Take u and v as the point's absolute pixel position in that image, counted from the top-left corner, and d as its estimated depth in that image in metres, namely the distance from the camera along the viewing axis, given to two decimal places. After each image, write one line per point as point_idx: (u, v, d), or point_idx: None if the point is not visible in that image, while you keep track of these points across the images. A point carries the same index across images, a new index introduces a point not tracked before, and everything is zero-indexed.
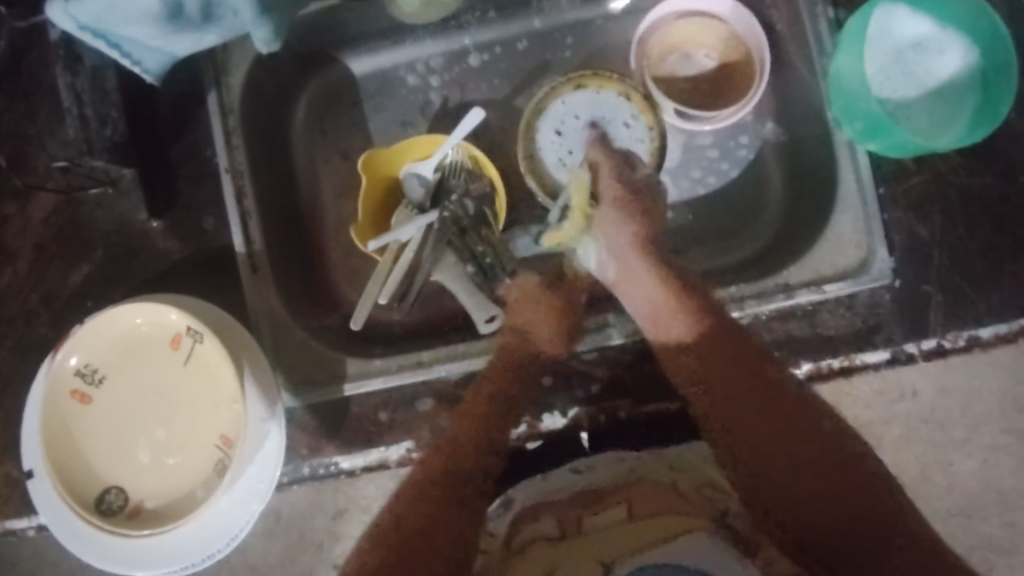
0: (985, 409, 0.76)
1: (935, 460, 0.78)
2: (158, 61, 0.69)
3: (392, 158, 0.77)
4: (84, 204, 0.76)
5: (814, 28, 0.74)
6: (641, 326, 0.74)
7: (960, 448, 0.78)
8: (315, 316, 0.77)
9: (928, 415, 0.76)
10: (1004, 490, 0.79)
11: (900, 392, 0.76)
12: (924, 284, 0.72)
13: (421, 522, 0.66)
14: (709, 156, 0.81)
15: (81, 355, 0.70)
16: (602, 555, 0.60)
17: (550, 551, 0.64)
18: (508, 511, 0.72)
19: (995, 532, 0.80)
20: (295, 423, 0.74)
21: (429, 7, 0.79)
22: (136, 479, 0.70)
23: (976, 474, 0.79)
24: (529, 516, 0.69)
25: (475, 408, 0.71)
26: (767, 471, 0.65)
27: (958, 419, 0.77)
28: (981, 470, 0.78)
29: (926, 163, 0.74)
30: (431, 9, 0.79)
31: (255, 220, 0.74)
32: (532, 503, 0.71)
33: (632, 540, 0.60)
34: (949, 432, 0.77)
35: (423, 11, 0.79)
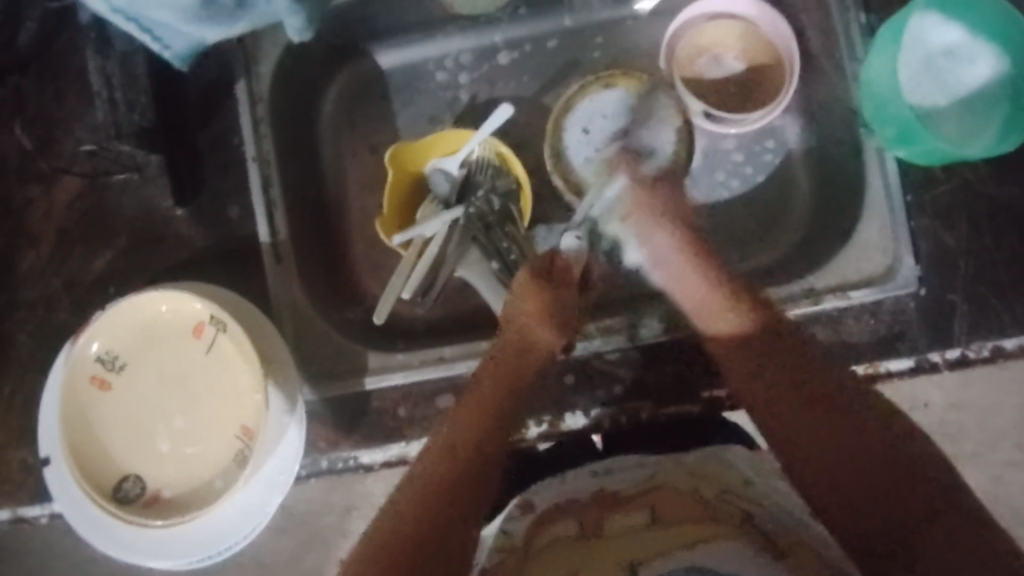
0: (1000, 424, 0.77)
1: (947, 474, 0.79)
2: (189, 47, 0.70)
3: (419, 152, 0.77)
4: (109, 189, 0.75)
5: (846, 34, 0.73)
6: (666, 327, 0.74)
7: (967, 458, 0.78)
8: (337, 309, 0.77)
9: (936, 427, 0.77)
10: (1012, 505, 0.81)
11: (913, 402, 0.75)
12: (948, 293, 0.72)
13: (433, 525, 0.64)
14: (734, 160, 0.80)
15: (102, 342, 0.69)
16: (625, 555, 0.60)
17: (573, 552, 0.62)
18: (525, 515, 0.69)
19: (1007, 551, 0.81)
20: (314, 417, 0.74)
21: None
22: (154, 468, 0.70)
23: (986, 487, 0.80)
24: (548, 517, 0.67)
25: (490, 399, 0.70)
26: (832, 489, 0.61)
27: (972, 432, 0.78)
28: (990, 482, 0.80)
29: (955, 172, 0.73)
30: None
31: (281, 211, 0.74)
32: (550, 504, 0.69)
33: (658, 542, 0.60)
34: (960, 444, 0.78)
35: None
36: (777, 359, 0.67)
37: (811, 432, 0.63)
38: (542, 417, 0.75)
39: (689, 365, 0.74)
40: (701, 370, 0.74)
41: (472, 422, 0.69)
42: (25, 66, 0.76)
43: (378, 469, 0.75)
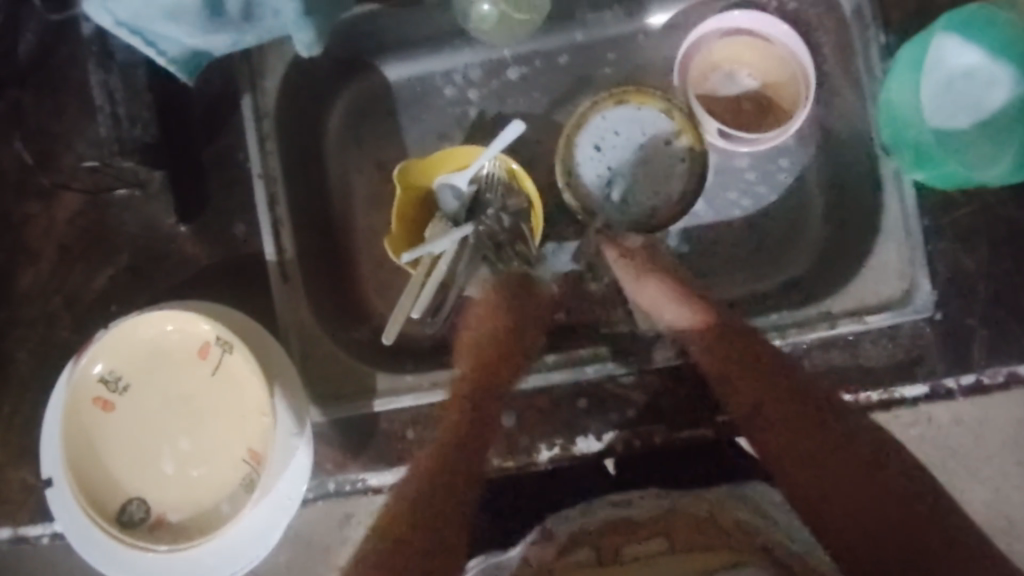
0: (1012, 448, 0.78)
1: None
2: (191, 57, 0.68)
3: (427, 167, 0.76)
4: (111, 207, 0.74)
5: (865, 53, 0.72)
6: (679, 351, 0.73)
7: (971, 472, 0.75)
8: (344, 328, 0.76)
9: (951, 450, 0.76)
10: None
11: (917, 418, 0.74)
12: (966, 318, 0.71)
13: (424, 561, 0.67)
14: (747, 178, 0.78)
15: (105, 363, 0.68)
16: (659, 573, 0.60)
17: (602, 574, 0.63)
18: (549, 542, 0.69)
19: None
20: (321, 438, 0.72)
21: (504, 25, 0.77)
22: (159, 491, 0.68)
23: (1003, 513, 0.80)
24: (568, 546, 0.68)
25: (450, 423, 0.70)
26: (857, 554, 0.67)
27: None
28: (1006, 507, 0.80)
29: (975, 195, 0.72)
30: (506, 28, 0.77)
31: (288, 230, 0.72)
32: (572, 534, 0.69)
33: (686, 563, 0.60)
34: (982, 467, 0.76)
35: (498, 31, 0.77)
36: (757, 370, 0.70)
37: (799, 472, 0.71)
38: (553, 440, 0.72)
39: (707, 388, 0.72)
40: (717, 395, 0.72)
41: (450, 412, 0.71)
42: (24, 79, 0.74)
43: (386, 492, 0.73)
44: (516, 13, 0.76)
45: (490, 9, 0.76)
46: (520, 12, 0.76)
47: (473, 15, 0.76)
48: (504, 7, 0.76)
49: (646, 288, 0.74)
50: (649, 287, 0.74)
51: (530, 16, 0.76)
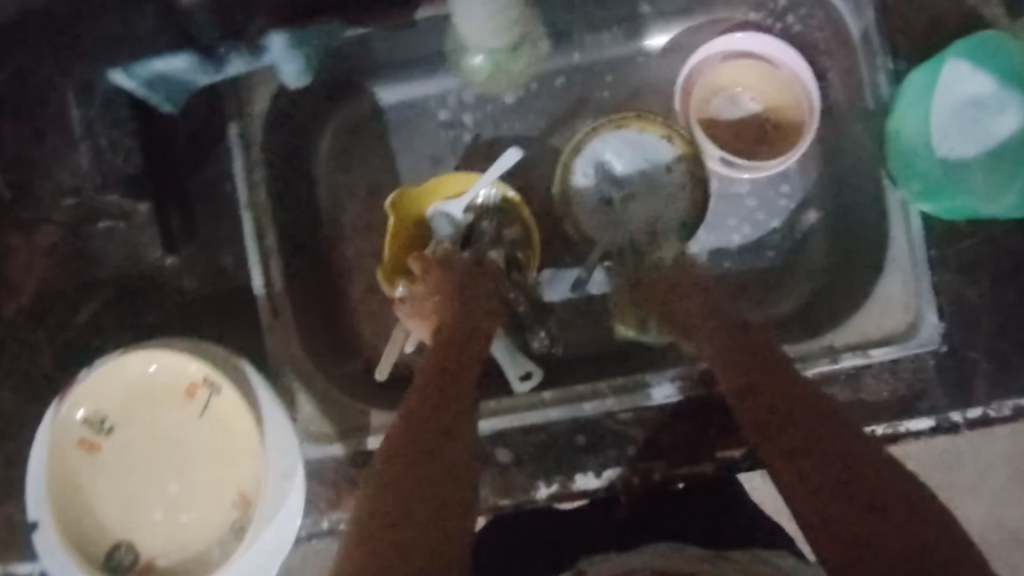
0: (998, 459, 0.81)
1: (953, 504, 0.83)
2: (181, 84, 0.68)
3: (421, 195, 0.74)
4: (94, 238, 0.70)
5: (873, 80, 0.70)
6: (682, 388, 0.71)
7: (955, 482, 0.81)
8: (334, 362, 0.73)
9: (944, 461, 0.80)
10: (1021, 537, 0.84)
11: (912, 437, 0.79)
12: (969, 350, 0.68)
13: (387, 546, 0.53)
14: (747, 206, 0.76)
15: (89, 405, 0.66)
16: None
17: None
18: None
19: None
20: (313, 477, 0.69)
21: (497, 74, 0.75)
22: (148, 535, 0.67)
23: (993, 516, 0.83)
24: None
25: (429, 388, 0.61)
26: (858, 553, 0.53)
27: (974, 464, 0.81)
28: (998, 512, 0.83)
29: (981, 224, 0.69)
30: (500, 77, 0.75)
31: (276, 260, 0.71)
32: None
33: None
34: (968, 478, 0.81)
35: (491, 79, 0.75)
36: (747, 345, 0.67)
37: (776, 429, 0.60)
38: (552, 477, 0.70)
39: (708, 424, 0.70)
40: (717, 432, 0.70)
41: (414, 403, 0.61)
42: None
43: None
44: (508, 64, 0.74)
45: (485, 61, 0.73)
46: (515, 62, 0.74)
47: (466, 64, 0.74)
48: (499, 60, 0.73)
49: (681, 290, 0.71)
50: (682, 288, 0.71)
51: (524, 63, 0.75)
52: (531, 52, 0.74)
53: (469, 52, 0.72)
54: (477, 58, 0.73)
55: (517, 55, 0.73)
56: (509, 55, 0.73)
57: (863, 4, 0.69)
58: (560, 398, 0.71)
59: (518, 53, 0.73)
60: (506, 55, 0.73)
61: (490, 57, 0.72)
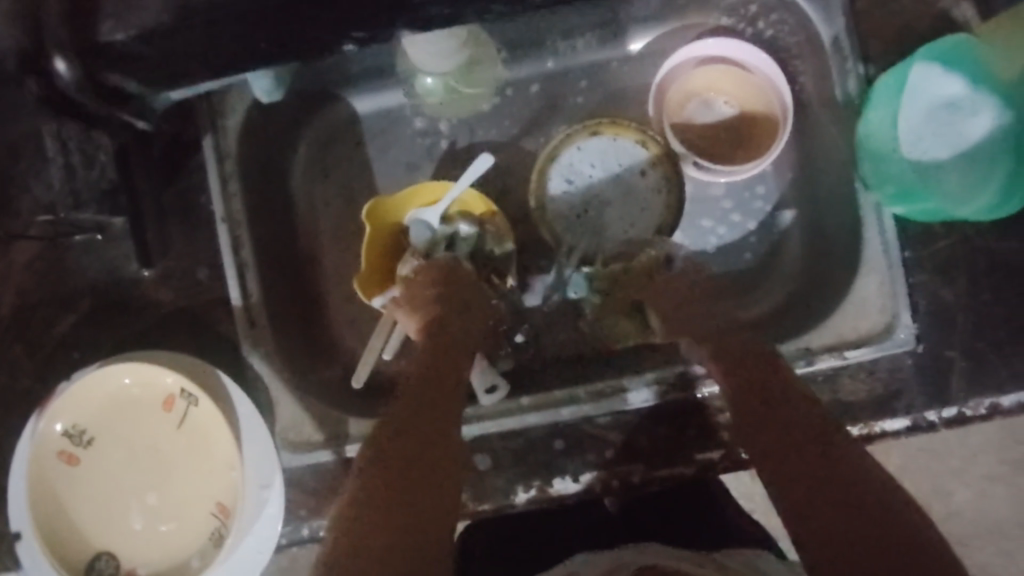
0: (980, 446, 0.87)
1: (935, 490, 0.88)
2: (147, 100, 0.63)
3: (395, 205, 0.74)
4: (71, 250, 0.71)
5: (842, 84, 0.70)
6: (659, 392, 0.71)
7: (939, 471, 0.87)
8: (313, 369, 0.74)
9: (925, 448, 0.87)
10: (1000, 522, 0.90)
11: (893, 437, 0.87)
12: (947, 350, 0.68)
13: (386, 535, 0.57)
14: (723, 207, 0.77)
15: (66, 419, 0.66)
16: None
17: None
18: None
19: (990, 559, 0.91)
20: (292, 486, 0.70)
21: (452, 99, 0.76)
22: (129, 545, 0.68)
23: (972, 502, 0.89)
24: None
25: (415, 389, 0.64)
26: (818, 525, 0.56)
27: (955, 449, 0.87)
28: (976, 498, 0.89)
29: (956, 227, 0.69)
30: (455, 102, 0.76)
31: (253, 271, 0.71)
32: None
33: None
34: (947, 461, 0.87)
35: (446, 104, 0.76)
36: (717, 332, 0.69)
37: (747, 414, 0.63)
38: (530, 481, 0.71)
39: (684, 428, 0.70)
40: (696, 433, 0.70)
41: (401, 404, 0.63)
42: None
43: None
44: (464, 88, 0.75)
45: (435, 83, 0.74)
46: (468, 86, 0.75)
47: (418, 87, 0.76)
48: (451, 83, 0.75)
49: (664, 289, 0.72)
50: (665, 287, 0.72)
51: (477, 88, 0.76)
52: (487, 77, 0.76)
53: (420, 74, 0.74)
54: (428, 80, 0.74)
55: (470, 80, 0.75)
56: (461, 78, 0.74)
57: (833, 10, 0.69)
58: (538, 403, 0.71)
59: (471, 77, 0.75)
60: (457, 77, 0.74)
61: (440, 80, 0.74)
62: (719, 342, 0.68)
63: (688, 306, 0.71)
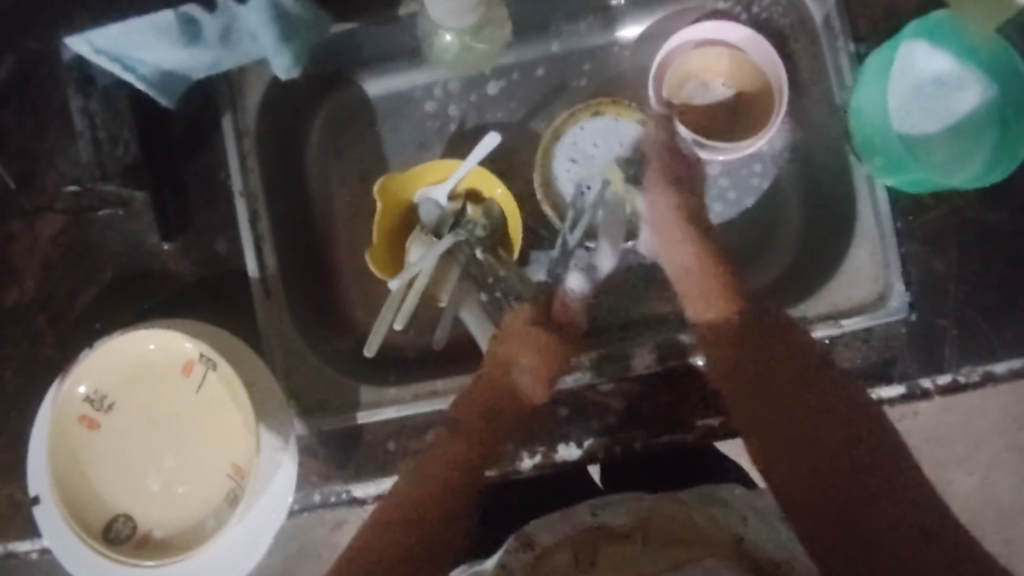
0: (985, 427, 0.77)
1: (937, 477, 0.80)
2: (158, 71, 0.70)
3: (405, 182, 0.76)
4: (94, 225, 0.74)
5: (835, 62, 0.74)
6: (659, 357, 0.74)
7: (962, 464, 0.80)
8: (327, 340, 0.77)
9: (931, 433, 0.78)
10: (1004, 506, 0.82)
11: (903, 409, 0.77)
12: (939, 318, 0.71)
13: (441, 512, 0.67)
14: (720, 184, 0.79)
15: (90, 382, 0.69)
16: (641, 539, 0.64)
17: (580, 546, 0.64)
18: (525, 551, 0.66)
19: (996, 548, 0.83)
20: (306, 451, 0.73)
21: (465, 56, 0.77)
22: (145, 508, 0.70)
23: (976, 489, 0.81)
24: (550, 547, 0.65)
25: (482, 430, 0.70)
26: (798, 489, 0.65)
27: (960, 436, 0.78)
28: (981, 486, 0.81)
29: (944, 198, 0.72)
30: (469, 58, 0.78)
31: (270, 244, 0.74)
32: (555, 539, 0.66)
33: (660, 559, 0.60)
34: (952, 450, 0.79)
35: (459, 60, 0.78)
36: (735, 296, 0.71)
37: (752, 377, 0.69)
38: (535, 448, 0.73)
39: (685, 396, 0.72)
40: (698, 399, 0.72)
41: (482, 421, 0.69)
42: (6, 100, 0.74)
43: (371, 503, 0.73)
44: (477, 46, 0.76)
45: (452, 41, 0.75)
46: (481, 43, 0.76)
47: (436, 43, 0.76)
48: (466, 40, 0.75)
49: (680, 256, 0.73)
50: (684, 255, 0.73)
51: (489, 45, 0.77)
52: (497, 35, 0.76)
53: (439, 31, 0.75)
54: (446, 37, 0.75)
55: (485, 38, 0.76)
56: (475, 34, 0.75)
57: None
58: None
59: (484, 35, 0.75)
60: (472, 36, 0.75)
61: (457, 36, 0.75)
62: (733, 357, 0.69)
63: (700, 290, 0.72)
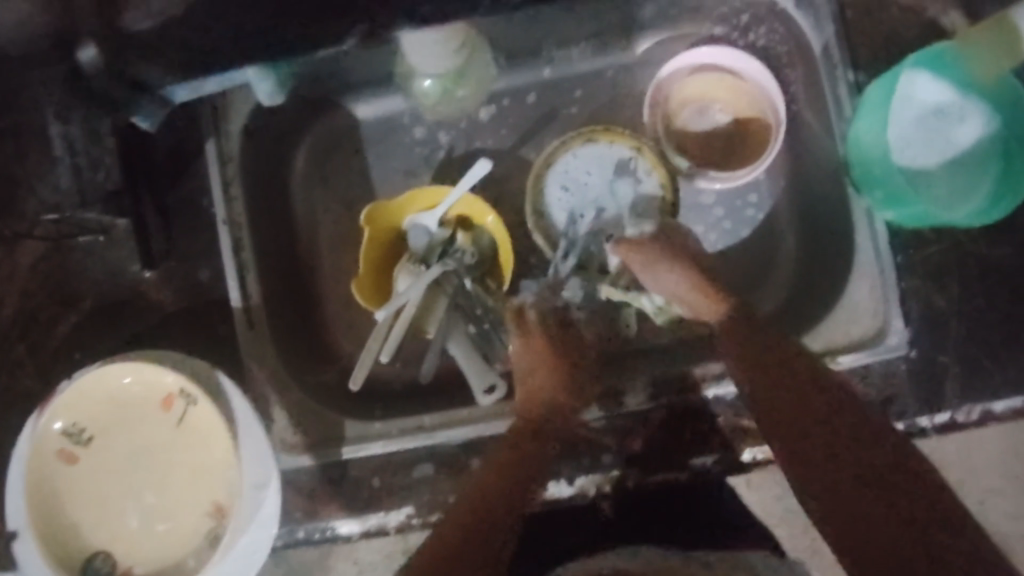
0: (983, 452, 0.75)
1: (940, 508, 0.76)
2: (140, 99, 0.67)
3: (394, 209, 0.74)
4: (74, 251, 0.73)
5: (834, 91, 0.71)
6: (652, 394, 0.72)
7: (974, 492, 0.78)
8: (312, 371, 0.75)
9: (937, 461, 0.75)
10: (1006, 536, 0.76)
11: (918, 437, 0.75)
12: (939, 354, 0.69)
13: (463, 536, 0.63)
14: (714, 215, 0.78)
15: (67, 417, 0.67)
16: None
17: None
18: None
19: None
20: (290, 486, 0.71)
21: (446, 100, 0.76)
22: (125, 544, 0.68)
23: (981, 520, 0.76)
24: None
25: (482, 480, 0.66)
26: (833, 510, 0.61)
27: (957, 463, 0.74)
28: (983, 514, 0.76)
29: (945, 232, 0.70)
30: (449, 102, 0.76)
31: (253, 274, 0.72)
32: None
33: None
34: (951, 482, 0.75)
35: (439, 104, 0.76)
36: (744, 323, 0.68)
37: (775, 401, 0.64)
38: None
39: (677, 434, 0.70)
40: (695, 438, 0.70)
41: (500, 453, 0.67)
42: None
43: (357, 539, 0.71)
44: (458, 91, 0.75)
45: (432, 86, 0.74)
46: (463, 87, 0.75)
47: (415, 88, 0.75)
48: (447, 85, 0.74)
49: (660, 275, 0.69)
50: (666, 273, 0.69)
51: (472, 88, 0.76)
52: (479, 75, 0.75)
53: (416, 77, 0.74)
54: (425, 82, 0.74)
55: (466, 81, 0.75)
56: (457, 80, 0.74)
57: (823, 18, 0.71)
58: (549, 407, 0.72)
59: (465, 78, 0.74)
60: (453, 81, 0.74)
61: (436, 82, 0.74)
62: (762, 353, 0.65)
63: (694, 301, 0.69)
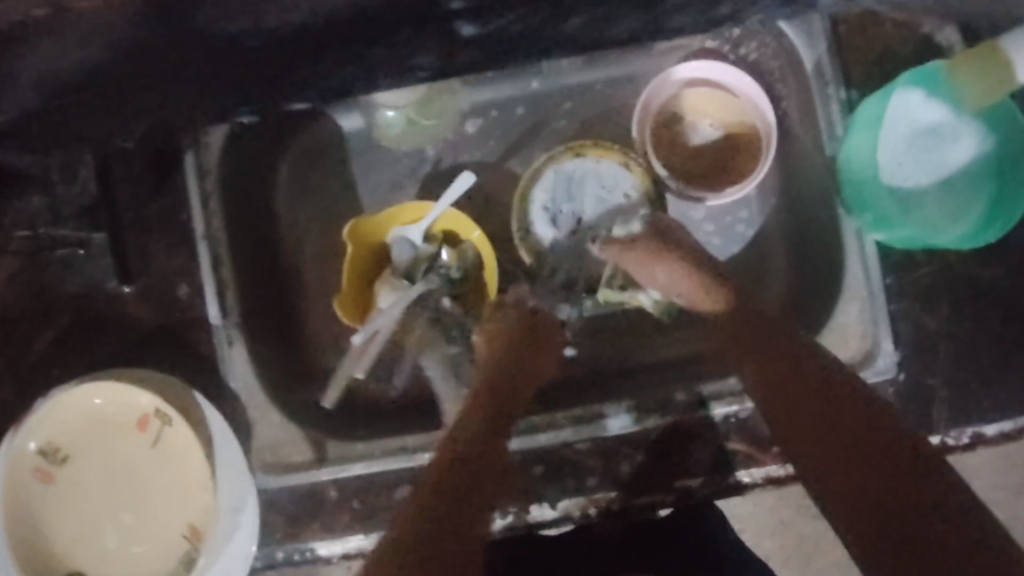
0: None
1: None
2: None
3: (379, 224, 0.73)
4: (50, 267, 0.70)
5: (826, 111, 0.71)
6: (636, 416, 0.71)
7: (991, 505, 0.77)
8: (294, 388, 0.75)
9: None
10: None
11: None
12: (928, 378, 0.67)
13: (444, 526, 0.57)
14: (703, 230, 0.77)
15: (41, 437, 0.66)
16: None
17: None
18: None
19: None
20: (269, 507, 0.70)
21: (411, 130, 0.75)
22: (102, 567, 0.67)
23: None
24: None
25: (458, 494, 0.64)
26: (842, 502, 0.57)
27: None
28: None
29: (936, 252, 0.68)
30: (414, 132, 0.76)
31: (233, 291, 0.71)
32: None
33: None
34: None
35: (404, 134, 0.76)
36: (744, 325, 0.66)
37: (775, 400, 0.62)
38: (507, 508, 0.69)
39: (663, 456, 0.69)
40: (680, 459, 0.68)
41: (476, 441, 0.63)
42: None
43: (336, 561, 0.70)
44: (423, 122, 0.75)
45: (396, 116, 0.74)
46: (429, 119, 0.74)
47: (378, 119, 0.74)
48: (411, 117, 0.74)
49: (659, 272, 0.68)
50: (662, 270, 0.68)
51: (438, 119, 0.75)
52: (445, 107, 0.75)
53: (380, 108, 0.73)
54: (389, 113, 0.73)
55: (432, 114, 0.74)
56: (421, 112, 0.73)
57: (816, 34, 0.70)
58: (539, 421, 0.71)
59: (430, 110, 0.74)
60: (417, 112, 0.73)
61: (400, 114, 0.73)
62: (765, 363, 0.64)
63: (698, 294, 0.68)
